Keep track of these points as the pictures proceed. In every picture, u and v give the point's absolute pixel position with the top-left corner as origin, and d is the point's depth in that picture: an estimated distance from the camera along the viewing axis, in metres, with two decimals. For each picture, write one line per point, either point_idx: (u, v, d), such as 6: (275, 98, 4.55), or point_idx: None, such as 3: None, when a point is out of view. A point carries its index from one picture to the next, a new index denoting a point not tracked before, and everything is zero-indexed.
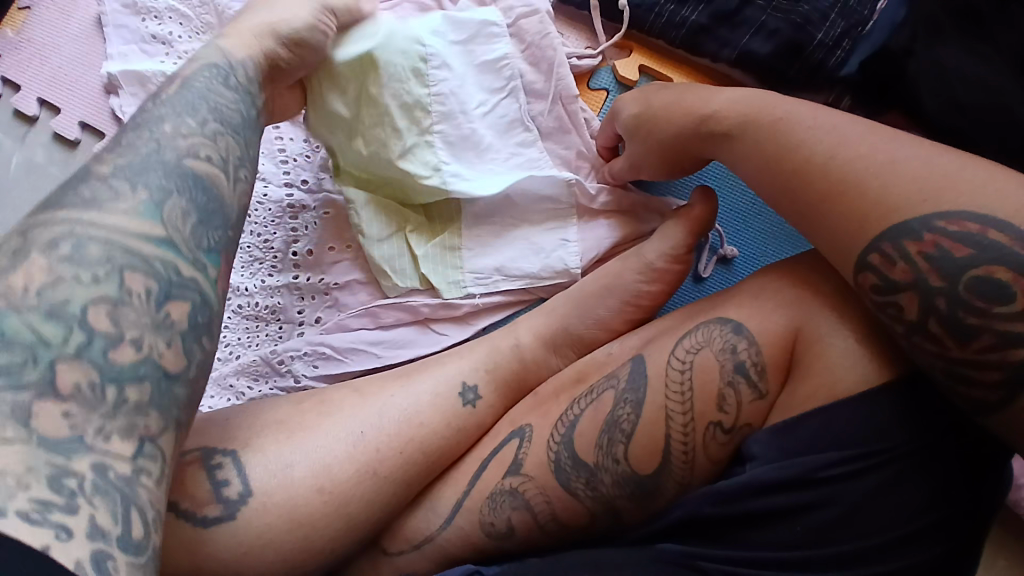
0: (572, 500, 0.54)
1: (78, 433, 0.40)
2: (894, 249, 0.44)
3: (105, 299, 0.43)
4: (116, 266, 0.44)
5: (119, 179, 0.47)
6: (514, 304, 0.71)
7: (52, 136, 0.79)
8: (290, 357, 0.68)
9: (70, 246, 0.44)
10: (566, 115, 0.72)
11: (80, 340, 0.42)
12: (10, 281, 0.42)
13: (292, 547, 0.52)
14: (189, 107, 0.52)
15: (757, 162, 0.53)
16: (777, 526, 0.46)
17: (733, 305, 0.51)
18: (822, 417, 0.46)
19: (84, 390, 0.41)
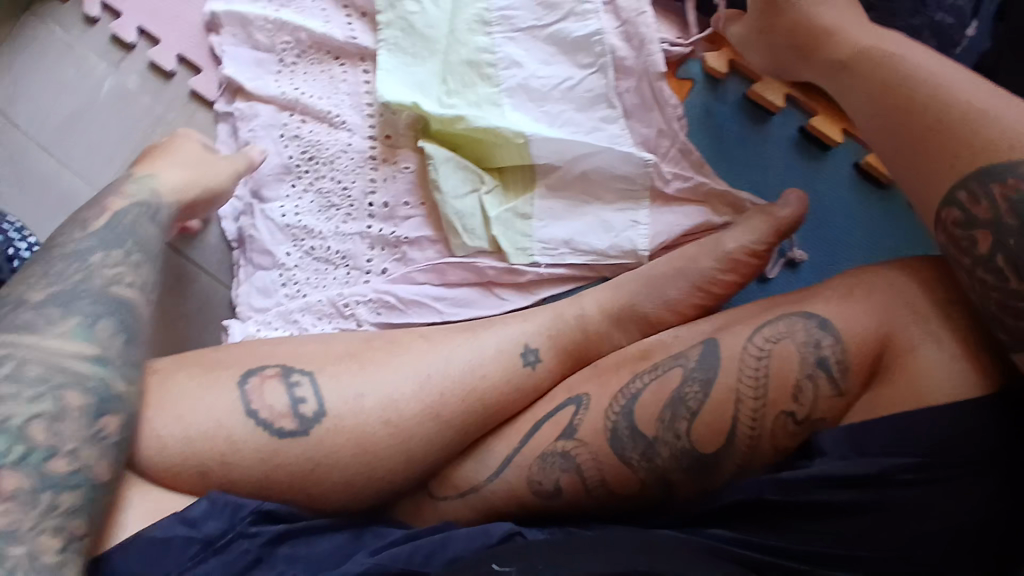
0: (625, 470, 0.55)
1: (12, 528, 0.43)
2: (980, 189, 0.48)
3: (43, 415, 0.46)
4: (55, 384, 0.47)
5: (51, 305, 0.50)
6: (576, 280, 0.71)
7: (147, 65, 0.81)
8: (355, 301, 0.69)
9: (11, 365, 0.47)
10: (650, 93, 0.72)
11: (22, 452, 0.44)
12: None
13: (356, 471, 0.54)
14: (107, 238, 0.56)
15: (869, 96, 0.57)
16: (835, 520, 0.47)
17: (819, 302, 0.53)
18: (895, 419, 0.48)
19: (24, 494, 0.44)
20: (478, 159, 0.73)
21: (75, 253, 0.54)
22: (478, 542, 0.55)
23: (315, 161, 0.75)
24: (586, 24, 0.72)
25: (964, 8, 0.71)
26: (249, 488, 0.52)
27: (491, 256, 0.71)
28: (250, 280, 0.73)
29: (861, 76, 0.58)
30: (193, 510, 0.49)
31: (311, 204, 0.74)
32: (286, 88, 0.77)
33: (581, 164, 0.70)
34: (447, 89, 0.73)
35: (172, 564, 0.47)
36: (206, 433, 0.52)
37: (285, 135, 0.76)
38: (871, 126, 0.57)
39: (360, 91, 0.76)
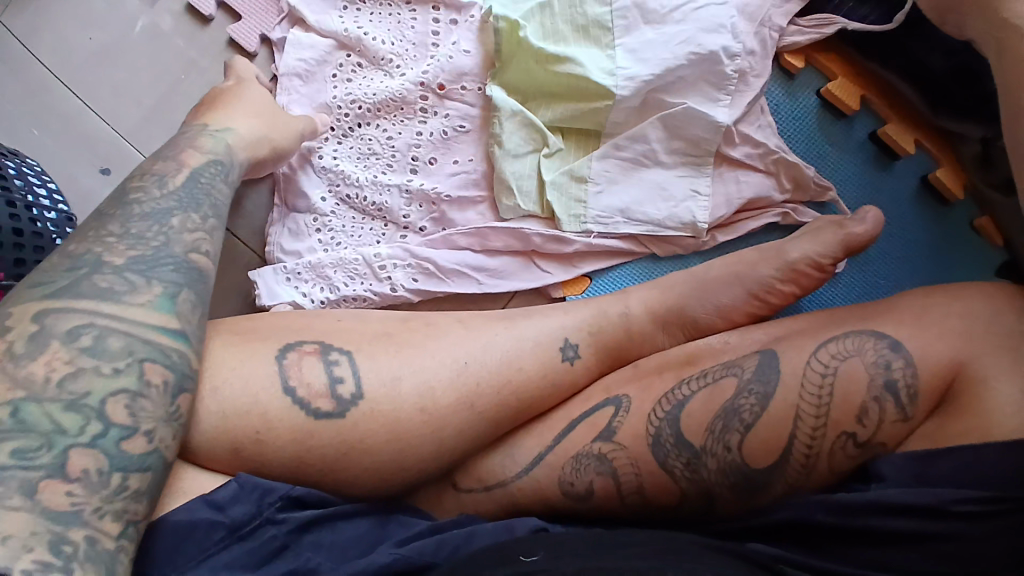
0: (665, 478, 0.53)
1: (78, 509, 0.40)
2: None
3: (123, 392, 0.44)
4: (136, 358, 0.45)
5: (133, 271, 0.48)
6: (623, 256, 0.69)
7: (183, 6, 0.77)
8: (391, 265, 0.68)
9: (90, 337, 0.44)
10: (762, 38, 0.67)
11: (95, 431, 0.42)
12: (29, 369, 0.42)
13: (389, 457, 0.52)
14: (187, 202, 0.54)
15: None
16: (888, 548, 0.45)
17: (892, 322, 0.51)
18: (968, 454, 0.46)
19: (92, 474, 0.41)
20: (548, 110, 0.68)
21: (156, 212, 0.52)
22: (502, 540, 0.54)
23: (362, 107, 0.72)
24: (723, 36, 0.64)
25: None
26: (276, 466, 0.50)
27: (543, 223, 0.68)
28: (284, 221, 0.72)
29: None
30: (220, 493, 0.47)
31: (351, 151, 0.72)
32: (349, 25, 0.73)
33: (655, 113, 0.67)
34: (546, 18, 0.68)
35: (195, 550, 0.45)
36: (240, 410, 0.49)
37: (338, 75, 0.73)
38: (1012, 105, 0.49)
39: (428, 42, 0.72)
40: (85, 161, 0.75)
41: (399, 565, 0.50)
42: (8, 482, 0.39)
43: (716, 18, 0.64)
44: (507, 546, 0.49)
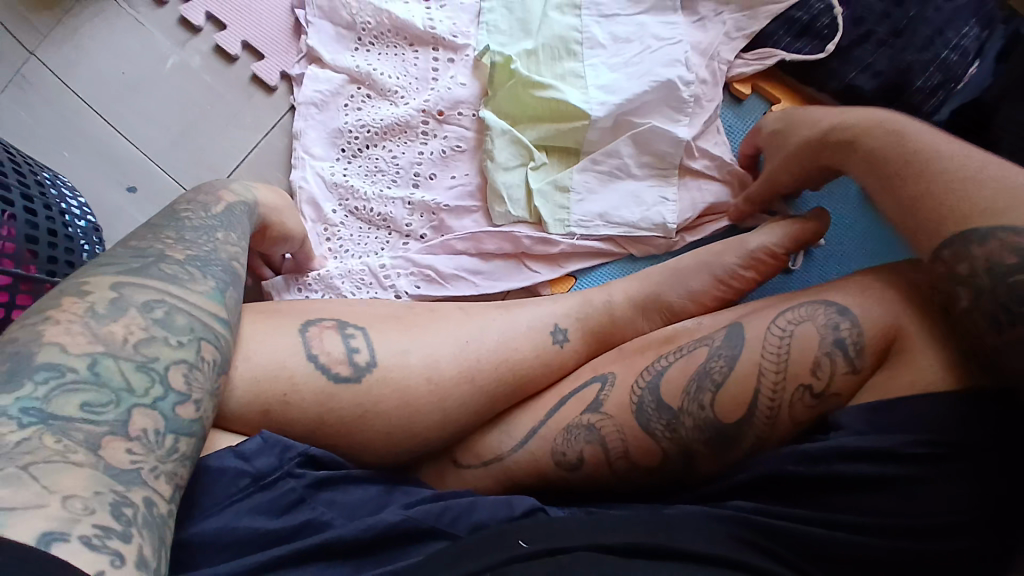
0: (648, 440, 0.59)
1: (137, 467, 0.43)
2: (963, 250, 0.50)
3: (183, 363, 0.48)
4: (195, 336, 0.49)
5: (191, 266, 0.53)
6: (603, 258, 0.77)
7: (211, 46, 0.87)
8: (396, 273, 0.75)
9: (161, 312, 0.49)
10: (711, 72, 0.79)
11: (157, 393, 0.46)
12: (110, 328, 0.46)
13: (399, 421, 0.58)
14: (225, 222, 0.59)
15: (869, 168, 0.58)
16: (852, 490, 0.51)
17: (839, 291, 0.57)
18: (915, 403, 0.50)
19: (151, 434, 0.45)
20: (534, 131, 0.78)
21: (201, 228, 0.57)
22: (502, 513, 0.57)
23: (371, 130, 0.81)
24: (678, 70, 0.77)
25: (969, 47, 0.74)
26: (298, 426, 0.55)
27: (531, 227, 0.76)
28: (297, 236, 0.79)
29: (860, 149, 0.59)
30: (246, 445, 0.53)
31: (359, 168, 0.80)
32: (360, 62, 0.83)
33: (626, 132, 0.77)
34: (531, 64, 0.80)
35: (223, 493, 0.51)
36: (270, 373, 0.54)
37: (349, 104, 0.82)
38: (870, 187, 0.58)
39: (429, 77, 0.82)
40: (114, 180, 0.82)
41: (407, 523, 0.54)
42: (74, 436, 0.42)
43: (671, 58, 0.77)
44: (507, 529, 0.52)
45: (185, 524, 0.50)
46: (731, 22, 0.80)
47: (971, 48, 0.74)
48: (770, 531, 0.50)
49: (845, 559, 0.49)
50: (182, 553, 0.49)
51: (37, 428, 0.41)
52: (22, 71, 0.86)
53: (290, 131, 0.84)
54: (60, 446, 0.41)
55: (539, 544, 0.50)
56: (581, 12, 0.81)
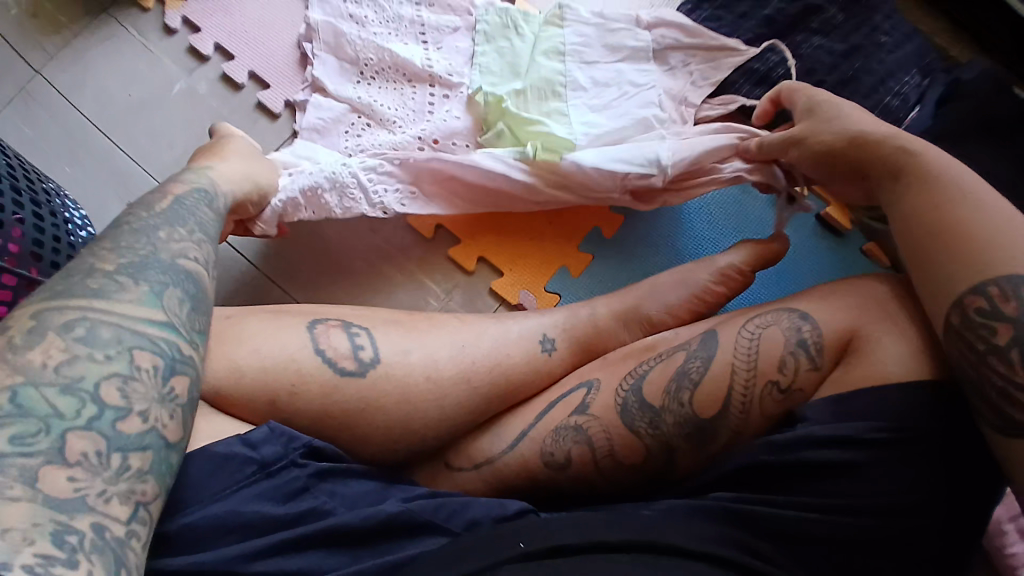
0: (633, 438, 0.63)
1: (81, 494, 0.42)
2: (1011, 289, 0.52)
3: (116, 377, 0.46)
4: (126, 347, 0.47)
5: (122, 274, 0.51)
6: None
7: (218, 75, 0.92)
8: (383, 193, 0.83)
9: (82, 329, 0.47)
10: (683, 114, 0.88)
11: (91, 414, 0.44)
12: (27, 357, 0.44)
13: (396, 416, 0.61)
14: (172, 216, 0.58)
15: (923, 179, 0.59)
16: (823, 476, 0.56)
17: (802, 301, 0.64)
18: (871, 395, 0.56)
19: (91, 458, 0.43)
20: None
21: (157, 219, 0.57)
22: (495, 511, 0.59)
23: (370, 155, 0.86)
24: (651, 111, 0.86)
25: (909, 95, 0.86)
26: (303, 416, 0.58)
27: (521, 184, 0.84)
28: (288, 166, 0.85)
29: (923, 161, 0.60)
30: (252, 435, 0.55)
31: None
32: (362, 94, 0.89)
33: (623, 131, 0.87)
34: (520, 102, 0.87)
35: (228, 481, 0.53)
36: (279, 365, 0.58)
37: (350, 132, 0.88)
38: (914, 197, 0.59)
39: (426, 109, 0.89)
40: (119, 196, 0.87)
41: (405, 515, 0.56)
42: (9, 471, 0.40)
43: (646, 100, 0.87)
44: (506, 530, 0.54)
45: (191, 507, 0.52)
46: (697, 72, 0.90)
47: (912, 94, 0.86)
48: (747, 517, 0.55)
49: (813, 537, 0.54)
50: (185, 537, 0.51)
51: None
52: (27, 86, 0.91)
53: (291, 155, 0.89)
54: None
55: (537, 544, 0.52)
56: (567, 56, 0.90)
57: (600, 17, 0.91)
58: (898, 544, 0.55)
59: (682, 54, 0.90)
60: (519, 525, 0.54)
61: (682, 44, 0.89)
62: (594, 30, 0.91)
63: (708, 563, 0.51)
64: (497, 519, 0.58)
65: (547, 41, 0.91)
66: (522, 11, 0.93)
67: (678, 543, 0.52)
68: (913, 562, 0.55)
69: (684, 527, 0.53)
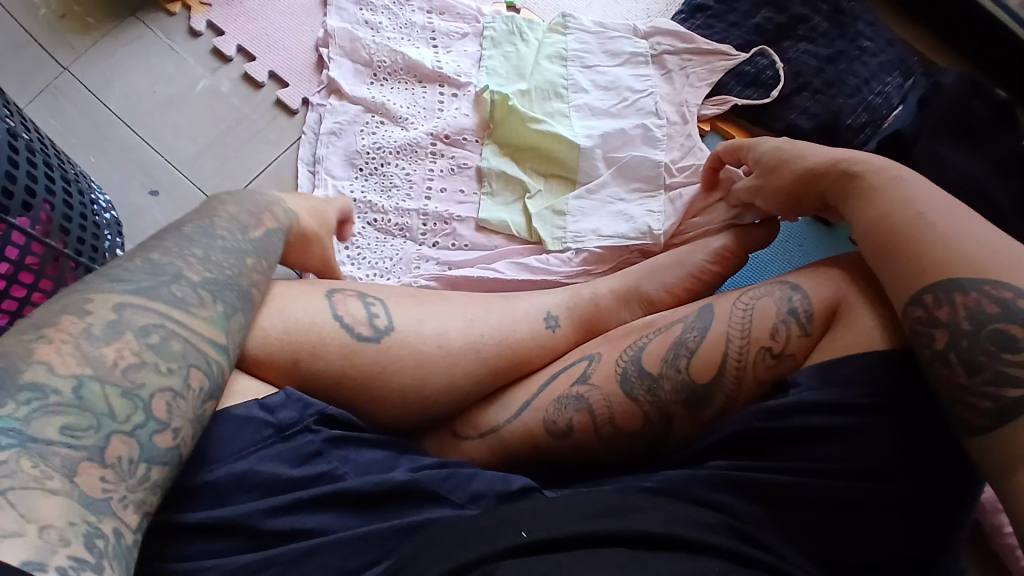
0: (632, 406, 0.66)
1: (107, 496, 0.44)
2: (944, 295, 0.55)
3: (168, 390, 0.48)
4: (187, 362, 0.50)
5: (203, 288, 0.54)
6: (603, 260, 0.86)
7: (240, 75, 0.98)
8: (407, 265, 0.86)
9: (155, 335, 0.50)
10: (682, 115, 0.93)
11: (137, 421, 0.47)
12: (99, 350, 0.47)
13: (409, 382, 0.64)
14: (257, 247, 0.60)
15: (866, 197, 0.63)
16: (814, 442, 0.58)
17: (793, 276, 0.68)
18: (854, 363, 0.59)
19: (125, 462, 0.45)
20: (531, 163, 0.91)
21: (238, 250, 0.58)
22: (498, 485, 0.60)
23: (384, 150, 0.91)
24: (648, 113, 0.91)
25: (891, 94, 0.92)
26: (323, 378, 0.62)
27: (532, 248, 0.87)
28: None
29: (867, 180, 0.64)
30: (271, 400, 0.57)
31: (374, 185, 0.90)
32: (376, 94, 0.94)
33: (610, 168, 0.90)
34: (525, 101, 0.92)
35: (247, 441, 0.55)
36: (301, 328, 0.61)
37: (364, 129, 0.93)
38: (861, 219, 0.63)
39: (436, 107, 0.94)
40: (140, 184, 0.91)
41: (412, 484, 0.58)
42: (51, 461, 0.42)
43: (643, 102, 0.92)
44: (506, 517, 0.54)
45: (213, 463, 0.54)
46: (693, 75, 0.95)
47: (893, 95, 0.92)
48: (740, 483, 0.57)
49: (813, 499, 0.56)
50: (208, 492, 0.53)
51: (14, 449, 0.41)
52: (55, 82, 0.95)
53: (308, 157, 0.93)
54: (37, 471, 0.41)
55: (538, 535, 0.51)
56: (569, 61, 0.95)
57: (600, 26, 0.97)
58: (903, 505, 0.56)
59: (678, 58, 0.96)
60: (517, 516, 0.54)
61: (678, 51, 0.96)
62: (594, 38, 0.97)
63: (726, 560, 0.51)
64: (499, 494, 0.60)
65: (551, 47, 0.96)
66: (527, 20, 0.99)
67: (684, 537, 0.51)
68: (908, 526, 0.56)
69: (688, 518, 0.53)
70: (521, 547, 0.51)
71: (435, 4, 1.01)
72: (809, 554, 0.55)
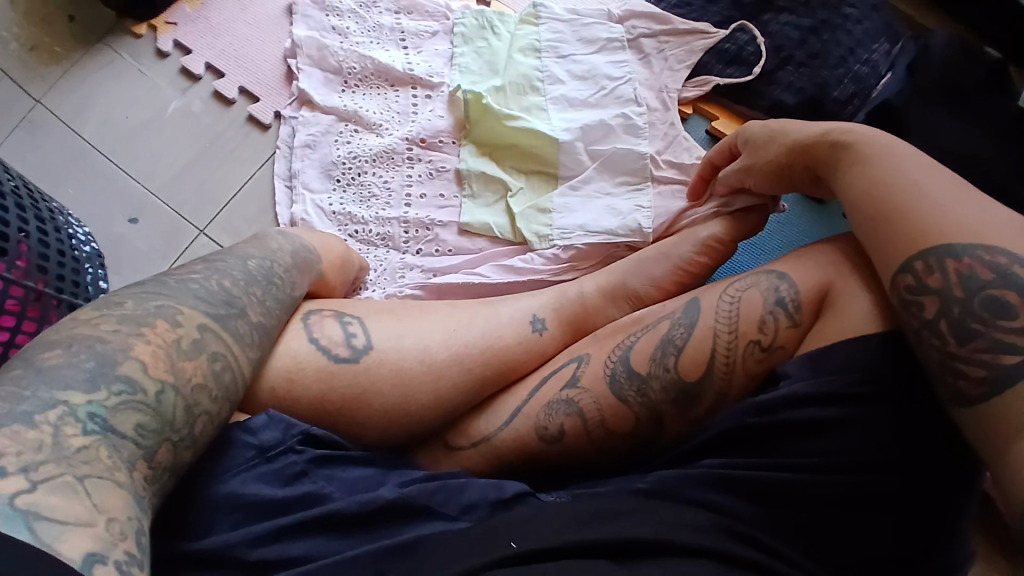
0: (622, 408, 0.64)
1: (142, 496, 0.45)
2: (936, 261, 0.52)
3: (210, 415, 0.51)
4: (229, 396, 0.53)
5: (257, 330, 0.57)
6: (592, 258, 0.83)
7: (211, 93, 0.96)
8: (391, 276, 0.84)
9: (218, 362, 0.52)
10: (663, 100, 0.90)
11: (182, 434, 0.49)
12: (173, 361, 0.50)
13: (391, 401, 0.63)
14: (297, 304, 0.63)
15: (857, 167, 0.60)
16: (808, 436, 0.56)
17: (780, 264, 0.65)
18: (845, 350, 0.57)
19: (156, 471, 0.47)
20: (511, 162, 0.88)
21: (284, 302, 0.61)
22: (491, 493, 0.58)
23: (360, 159, 0.89)
24: (627, 102, 0.89)
25: (878, 62, 0.88)
26: (302, 406, 0.61)
27: (517, 249, 0.85)
28: None
29: (858, 148, 0.60)
30: (253, 421, 0.57)
31: (353, 197, 0.88)
32: (348, 103, 0.93)
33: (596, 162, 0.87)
34: (500, 98, 0.90)
35: (231, 464, 0.55)
36: (276, 354, 0.61)
37: (339, 140, 0.91)
38: (850, 189, 0.60)
39: (410, 111, 0.92)
40: (120, 212, 0.91)
41: (400, 502, 0.56)
42: (118, 452, 0.44)
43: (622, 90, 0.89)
44: (498, 526, 0.54)
45: (201, 488, 0.54)
46: (672, 57, 0.92)
47: (882, 63, 0.88)
48: (734, 481, 0.55)
49: (809, 495, 0.54)
50: (197, 520, 0.54)
51: (94, 437, 0.44)
52: (29, 115, 0.95)
53: (284, 173, 0.91)
54: (109, 462, 0.44)
55: (527, 545, 0.51)
56: (543, 52, 0.93)
57: (573, 13, 0.94)
58: (902, 496, 0.54)
59: (656, 40, 0.93)
60: (506, 523, 0.54)
61: (655, 33, 0.93)
62: (568, 26, 0.94)
63: (717, 561, 0.51)
64: (493, 503, 0.57)
65: (523, 39, 0.94)
66: (497, 12, 0.96)
67: (674, 542, 0.51)
68: (909, 517, 0.54)
69: (680, 521, 0.53)
70: (514, 558, 0.51)
71: (403, 4, 0.98)
72: (804, 552, 0.53)
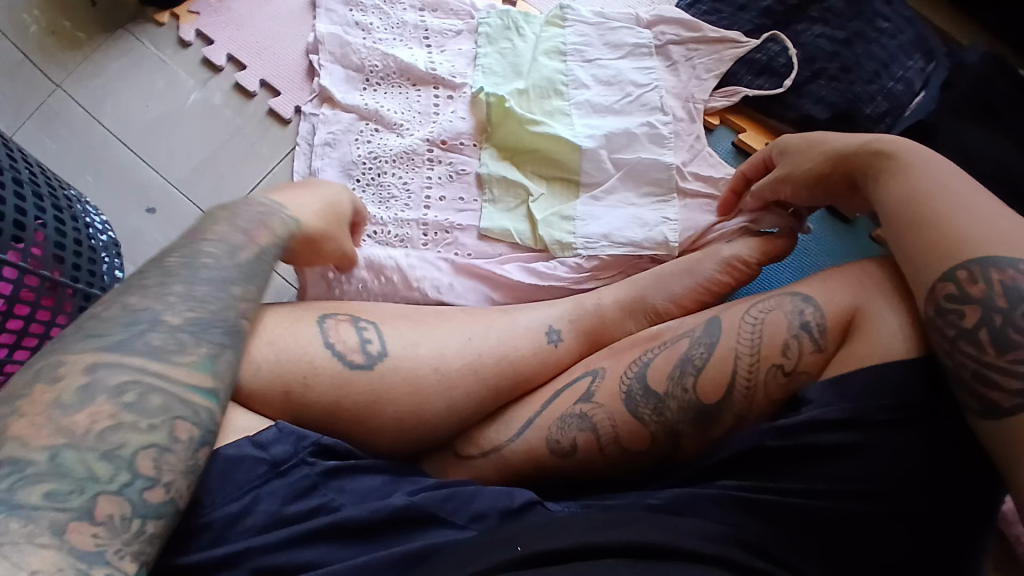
0: (638, 425, 0.63)
1: (101, 550, 0.42)
2: (979, 270, 0.52)
3: (153, 447, 0.46)
4: (169, 415, 0.47)
5: (185, 331, 0.50)
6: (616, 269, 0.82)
7: (232, 85, 0.96)
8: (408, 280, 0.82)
9: (133, 394, 0.47)
10: (690, 110, 0.88)
11: (123, 479, 0.44)
12: (73, 419, 0.44)
13: (406, 407, 0.63)
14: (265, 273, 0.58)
15: (898, 176, 0.59)
16: (828, 461, 0.55)
17: (805, 284, 0.64)
18: (869, 376, 0.55)
19: (117, 520, 0.43)
20: (532, 167, 0.87)
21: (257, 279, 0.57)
22: (501, 502, 0.57)
23: (379, 158, 0.88)
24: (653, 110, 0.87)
25: (911, 81, 0.85)
26: (316, 412, 0.60)
27: (537, 255, 0.84)
28: None
29: (898, 158, 0.60)
30: (263, 436, 0.56)
31: (372, 197, 0.87)
32: (368, 101, 0.92)
33: (620, 171, 0.85)
34: (523, 101, 0.89)
35: (243, 480, 0.54)
36: (291, 359, 0.60)
37: (359, 138, 0.90)
38: (892, 196, 0.59)
39: (431, 111, 0.91)
40: (136, 203, 0.90)
41: (412, 509, 0.55)
42: (39, 522, 0.41)
43: (647, 98, 0.88)
44: (508, 535, 0.52)
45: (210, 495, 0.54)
46: (700, 66, 0.90)
47: (915, 80, 0.85)
48: (752, 505, 0.54)
49: (825, 521, 0.53)
50: (203, 531, 0.53)
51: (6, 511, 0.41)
52: (49, 101, 0.95)
53: (303, 170, 0.90)
54: (26, 530, 0.40)
55: (532, 549, 0.50)
56: (568, 56, 0.91)
57: (600, 17, 0.93)
58: (919, 522, 0.54)
59: (684, 47, 0.91)
60: (514, 533, 0.52)
61: (684, 40, 0.91)
62: (594, 30, 0.92)
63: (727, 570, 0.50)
64: (503, 511, 0.57)
65: (548, 41, 0.92)
66: (523, 13, 0.95)
67: (683, 547, 0.50)
68: (925, 544, 0.54)
69: (688, 528, 0.51)
70: (521, 560, 0.50)
71: (427, 2, 0.97)
72: None
